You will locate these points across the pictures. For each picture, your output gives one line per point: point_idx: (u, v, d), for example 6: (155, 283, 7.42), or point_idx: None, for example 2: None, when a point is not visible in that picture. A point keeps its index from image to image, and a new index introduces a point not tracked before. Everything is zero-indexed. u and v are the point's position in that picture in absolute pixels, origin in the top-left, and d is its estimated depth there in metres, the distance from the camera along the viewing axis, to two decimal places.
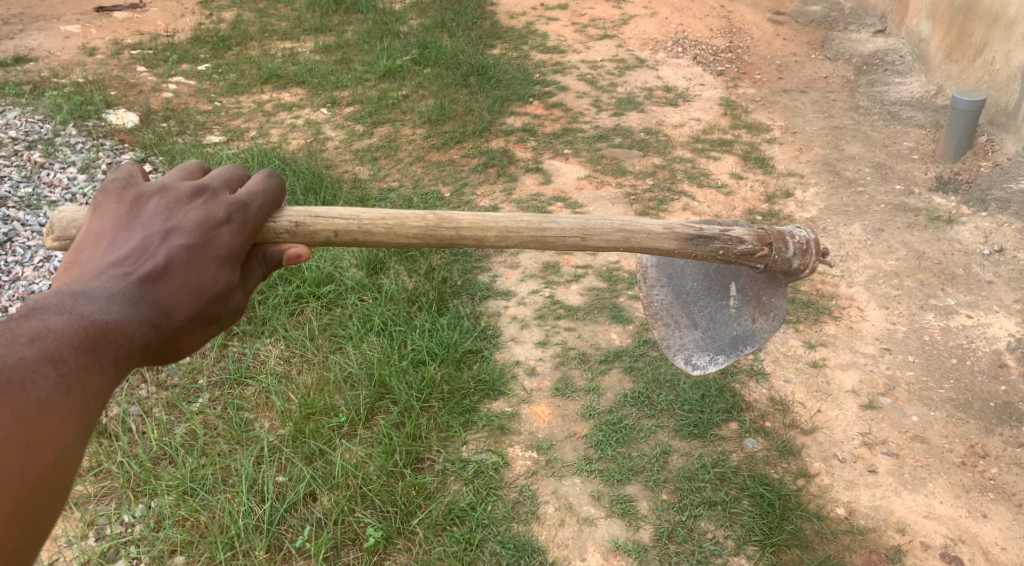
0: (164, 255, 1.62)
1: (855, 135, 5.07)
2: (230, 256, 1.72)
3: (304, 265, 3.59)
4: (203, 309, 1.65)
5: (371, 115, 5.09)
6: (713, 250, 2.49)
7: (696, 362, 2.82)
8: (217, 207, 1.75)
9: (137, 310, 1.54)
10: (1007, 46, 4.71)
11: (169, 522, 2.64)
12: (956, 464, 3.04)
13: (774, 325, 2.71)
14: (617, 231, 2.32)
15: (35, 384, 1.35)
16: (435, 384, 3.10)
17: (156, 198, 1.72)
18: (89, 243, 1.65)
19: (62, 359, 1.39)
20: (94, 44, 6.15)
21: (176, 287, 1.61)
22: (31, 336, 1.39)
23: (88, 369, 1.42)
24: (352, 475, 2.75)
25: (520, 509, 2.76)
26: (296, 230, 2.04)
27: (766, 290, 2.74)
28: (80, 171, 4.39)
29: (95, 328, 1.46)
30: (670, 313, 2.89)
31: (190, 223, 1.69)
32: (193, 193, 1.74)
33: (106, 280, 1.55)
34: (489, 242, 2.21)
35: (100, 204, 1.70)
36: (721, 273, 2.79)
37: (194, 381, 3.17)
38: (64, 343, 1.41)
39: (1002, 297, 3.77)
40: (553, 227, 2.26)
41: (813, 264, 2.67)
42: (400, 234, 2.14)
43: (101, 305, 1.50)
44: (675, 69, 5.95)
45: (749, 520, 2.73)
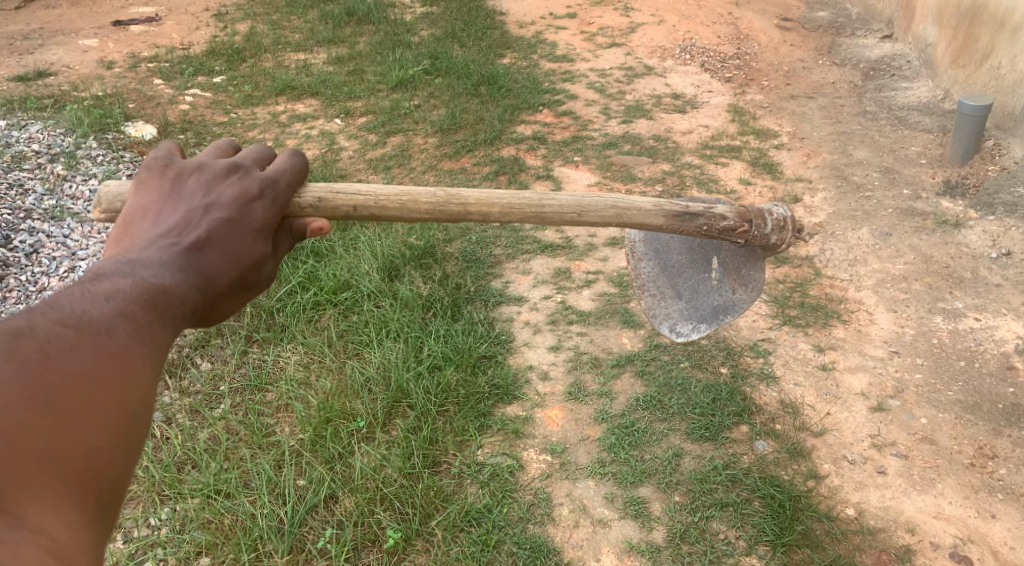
0: (208, 225, 1.67)
1: (863, 140, 5.12)
2: (263, 228, 1.77)
3: (322, 273, 3.67)
4: (242, 278, 1.69)
5: (384, 125, 5.17)
6: (697, 226, 2.56)
7: (680, 330, 2.94)
8: (250, 184, 1.81)
9: (187, 276, 1.57)
10: (1012, 51, 4.75)
11: (194, 524, 2.72)
12: (965, 465, 3.08)
13: (752, 296, 2.81)
14: (611, 208, 2.38)
15: (118, 331, 1.39)
16: (450, 389, 3.17)
17: (195, 175, 1.77)
18: (134, 218, 1.69)
19: (134, 316, 1.42)
20: (111, 57, 6.26)
21: (220, 256, 1.66)
22: (105, 294, 1.42)
23: (155, 325, 1.44)
24: (370, 478, 2.82)
25: (535, 511, 2.82)
26: (318, 205, 2.10)
27: (746, 263, 2.83)
28: (102, 183, 4.49)
29: (154, 290, 1.49)
30: (656, 284, 2.98)
31: (228, 198, 1.74)
32: (228, 170, 1.80)
33: (156, 249, 1.59)
34: (494, 218, 2.27)
35: (144, 182, 1.75)
36: (704, 248, 2.87)
37: (215, 387, 3.25)
38: (133, 301, 1.44)
39: (1009, 300, 3.81)
40: (552, 204, 2.33)
41: (791, 238, 2.75)
42: (412, 210, 2.21)
43: (156, 271, 1.53)
44: (683, 76, 6.01)
45: (760, 521, 2.78)
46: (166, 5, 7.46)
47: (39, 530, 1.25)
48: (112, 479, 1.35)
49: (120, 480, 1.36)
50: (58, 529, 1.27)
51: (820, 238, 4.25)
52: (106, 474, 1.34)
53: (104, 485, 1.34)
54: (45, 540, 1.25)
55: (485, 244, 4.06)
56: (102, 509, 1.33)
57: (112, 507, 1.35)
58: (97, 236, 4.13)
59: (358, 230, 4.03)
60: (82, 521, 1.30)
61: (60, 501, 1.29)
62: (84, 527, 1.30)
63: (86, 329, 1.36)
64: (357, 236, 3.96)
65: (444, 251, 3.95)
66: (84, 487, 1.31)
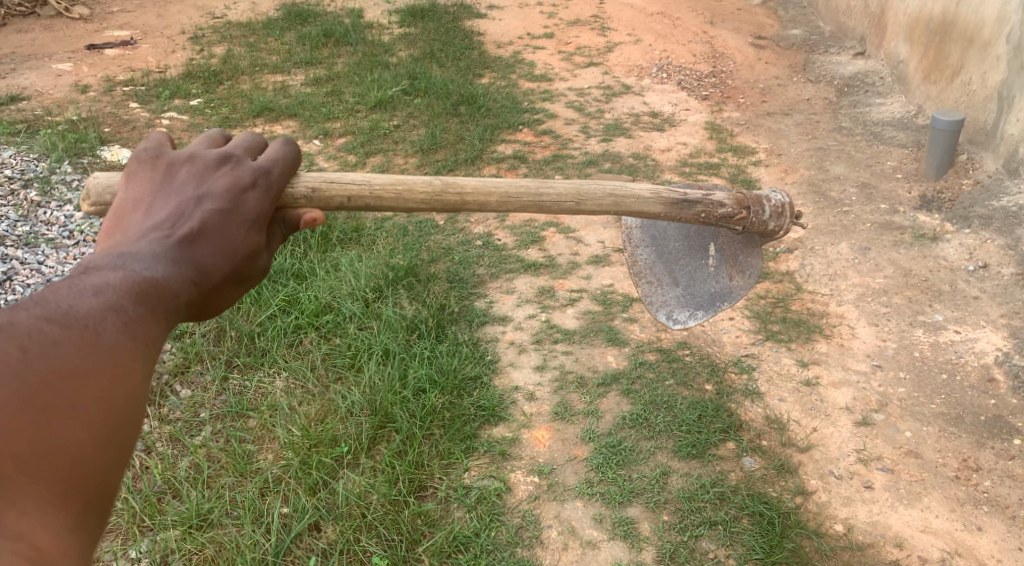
0: (201, 217, 1.57)
1: (839, 155, 5.17)
2: (257, 220, 1.68)
3: (303, 296, 3.64)
4: (237, 270, 1.60)
5: (363, 145, 5.15)
6: (696, 214, 2.56)
7: (677, 318, 2.91)
8: (241, 174, 1.70)
9: (180, 268, 1.48)
10: (982, 67, 4.82)
11: (176, 556, 2.66)
12: (950, 478, 3.09)
13: (750, 283, 2.86)
14: (609, 197, 2.37)
15: (106, 329, 1.30)
16: (436, 413, 3.14)
17: (186, 164, 1.66)
18: (125, 210, 1.59)
19: (124, 310, 1.33)
20: (86, 81, 6.20)
21: (214, 248, 1.56)
22: (94, 289, 1.33)
23: (146, 320, 1.35)
24: (356, 504, 2.78)
25: (524, 534, 2.78)
26: (312, 196, 2.03)
27: (743, 251, 2.87)
28: (77, 208, 4.44)
29: (146, 283, 1.40)
30: (653, 271, 2.93)
31: (220, 188, 1.64)
32: (219, 158, 1.69)
33: (149, 242, 1.49)
34: (491, 207, 2.24)
35: (134, 173, 1.64)
36: (701, 234, 2.87)
37: (196, 414, 3.19)
38: (124, 294, 1.35)
39: (988, 312, 3.84)
40: (549, 193, 2.31)
41: (787, 225, 2.78)
42: (408, 199, 2.16)
43: (149, 263, 1.44)
44: (660, 95, 6.05)
45: (750, 539, 2.77)
46: (142, 28, 7.42)
47: (19, 536, 1.15)
48: (99, 484, 1.25)
49: (107, 486, 1.26)
50: (41, 534, 1.17)
51: (800, 254, 4.27)
52: (91, 479, 1.24)
53: (90, 492, 1.24)
54: (26, 546, 1.15)
55: (468, 264, 4.05)
56: (88, 516, 1.23)
57: (99, 515, 1.25)
58: (73, 262, 4.07)
59: (339, 252, 4.00)
60: (66, 528, 1.20)
61: (43, 506, 1.19)
62: (69, 533, 1.20)
63: (73, 326, 1.27)
64: (338, 258, 3.93)
65: (427, 271, 3.92)
66: (69, 493, 1.22)
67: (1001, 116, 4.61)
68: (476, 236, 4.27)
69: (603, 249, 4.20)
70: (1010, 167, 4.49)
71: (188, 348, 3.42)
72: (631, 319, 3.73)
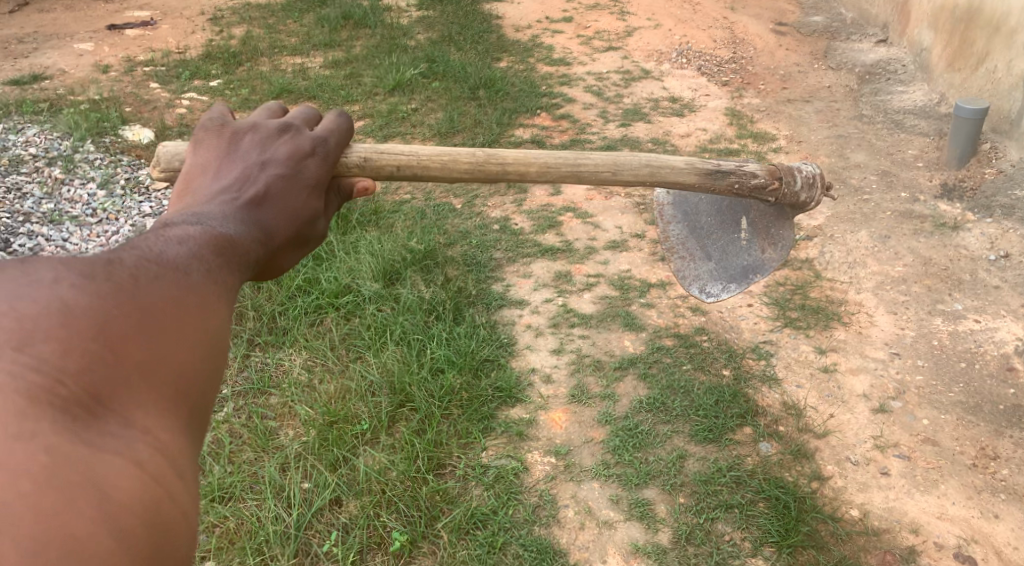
0: (266, 181, 1.57)
1: (860, 143, 5.13)
2: (317, 186, 1.71)
3: (323, 277, 3.66)
4: (298, 234, 1.59)
5: (382, 128, 5.16)
6: (730, 185, 2.53)
7: (710, 291, 2.96)
8: (302, 142, 1.73)
9: (249, 228, 1.46)
10: (1008, 56, 4.78)
11: (199, 528, 2.69)
12: (968, 466, 3.08)
13: (783, 254, 2.80)
14: (644, 166, 2.36)
15: (193, 270, 1.23)
16: (454, 392, 3.15)
17: (249, 133, 1.68)
18: (194, 176, 1.59)
19: (205, 258, 1.27)
20: (107, 61, 6.23)
21: (278, 210, 1.56)
22: (177, 239, 1.27)
23: (224, 270, 1.29)
24: (375, 481, 2.80)
25: (541, 513, 2.80)
26: (364, 165, 2.05)
27: (775, 223, 2.82)
28: (100, 186, 4.48)
29: (222, 236, 1.36)
30: (685, 246, 3.01)
31: (281, 155, 1.65)
32: (279, 129, 1.71)
33: (218, 203, 1.48)
34: (531, 177, 2.26)
35: (202, 140, 1.67)
36: (733, 209, 2.87)
37: (218, 391, 3.23)
38: (204, 243, 1.30)
39: (1008, 301, 3.82)
40: (587, 163, 2.31)
41: (820, 195, 2.74)
42: (453, 169, 2.17)
43: (220, 221, 1.42)
44: (680, 80, 6.02)
45: (766, 522, 2.77)
46: (162, 9, 7.44)
47: (148, 431, 1.04)
48: (204, 400, 1.15)
49: (207, 405, 1.16)
50: (166, 433, 1.06)
51: (818, 241, 4.25)
52: (197, 391, 1.14)
53: (196, 404, 1.13)
54: (155, 441, 1.04)
55: (486, 247, 4.05)
56: (197, 429, 1.13)
57: (202, 429, 1.14)
58: (96, 240, 4.10)
59: (358, 234, 4.01)
60: (183, 433, 1.09)
61: (162, 410, 1.08)
62: (187, 440, 1.09)
63: (164, 264, 1.20)
64: (358, 240, 3.94)
65: (446, 254, 3.94)
66: (182, 404, 1.11)
67: None
68: (495, 220, 4.27)
69: (621, 234, 4.20)
70: None
71: None
72: (648, 304, 3.73)
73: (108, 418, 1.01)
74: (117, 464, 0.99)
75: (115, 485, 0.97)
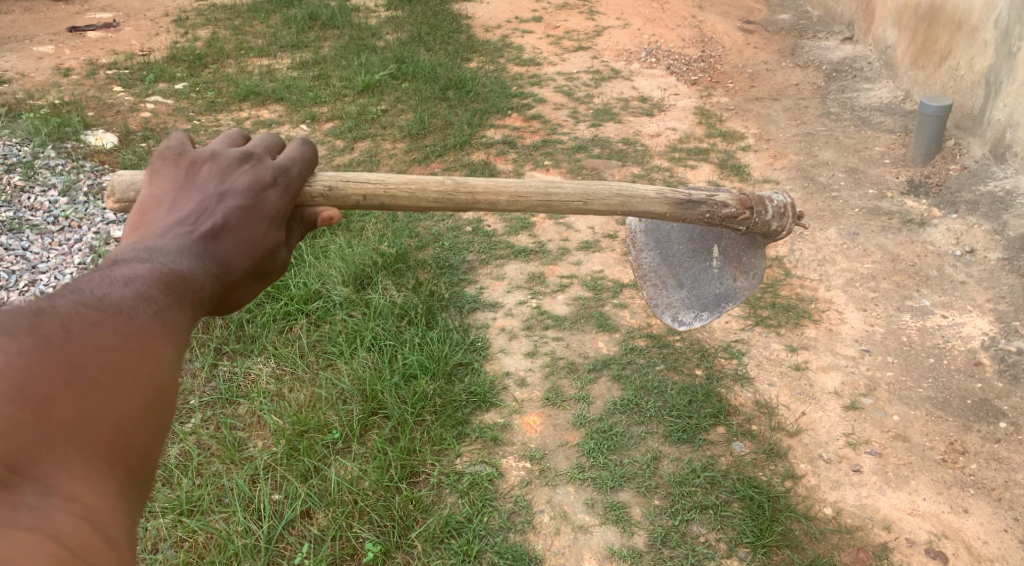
0: (223, 213, 1.67)
1: (827, 140, 5.17)
2: (279, 215, 1.79)
3: (291, 283, 3.61)
4: (256, 265, 1.71)
5: (351, 130, 5.11)
6: (700, 214, 2.60)
7: (682, 320, 2.99)
8: (263, 171, 1.81)
9: (203, 263, 1.58)
10: (970, 52, 4.83)
11: (167, 542, 2.65)
12: (937, 461, 3.11)
13: (754, 283, 2.85)
14: (615, 196, 2.43)
15: (137, 314, 1.38)
16: (427, 398, 3.13)
17: (208, 161, 1.76)
18: (148, 204, 1.68)
19: (154, 300, 1.42)
20: (68, 65, 6.12)
21: (235, 244, 1.67)
22: (124, 280, 1.42)
23: (174, 310, 1.45)
24: (347, 491, 2.77)
25: (516, 518, 2.79)
26: (329, 194, 2.12)
27: (746, 252, 2.87)
28: (62, 193, 4.39)
29: (173, 275, 1.49)
30: (658, 274, 3.06)
31: (242, 185, 1.74)
32: (240, 156, 1.79)
33: (173, 237, 1.59)
34: (501, 207, 2.31)
35: (158, 169, 1.75)
36: (704, 238, 2.92)
37: (186, 402, 3.18)
38: (153, 286, 1.44)
39: (975, 297, 3.87)
40: (558, 193, 2.37)
41: (789, 225, 2.80)
42: (421, 199, 2.23)
43: (174, 258, 1.54)
44: (649, 79, 6.03)
45: (740, 523, 2.78)
46: (124, 10, 7.32)
47: (71, 497, 1.23)
48: (140, 454, 1.33)
49: (147, 456, 1.34)
50: (90, 495, 1.24)
51: (788, 239, 4.28)
52: (134, 447, 1.32)
53: (131, 460, 1.31)
54: (77, 507, 1.23)
55: (458, 250, 4.03)
56: (132, 485, 1.31)
57: (138, 484, 1.33)
58: (59, 248, 4.02)
59: (328, 238, 3.97)
60: (112, 491, 1.28)
61: (91, 473, 1.26)
62: (116, 499, 1.28)
63: (107, 311, 1.36)
64: (327, 244, 3.90)
65: (417, 257, 3.91)
66: (113, 462, 1.29)
67: (988, 102, 4.63)
68: (467, 222, 4.25)
69: (593, 234, 4.20)
70: (997, 152, 4.52)
71: None
72: (621, 305, 3.73)
73: (27, 489, 1.21)
74: (32, 537, 1.18)
75: (29, 555, 1.17)
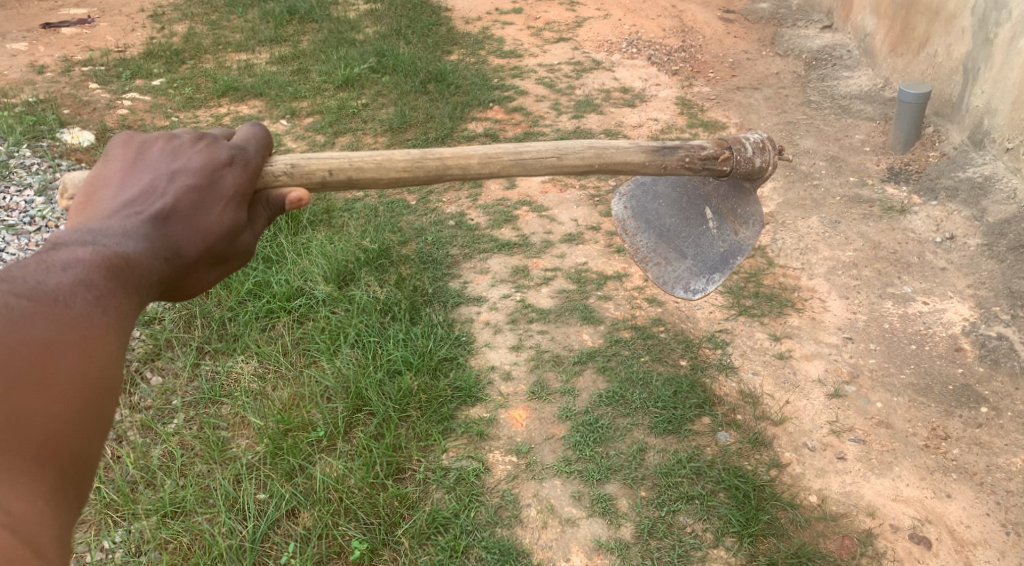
0: (174, 194, 1.78)
1: (808, 129, 5.19)
2: (236, 195, 1.90)
3: (273, 280, 3.59)
4: (212, 248, 1.81)
5: (331, 124, 5.07)
6: (682, 158, 2.62)
7: (695, 289, 2.96)
8: (218, 152, 1.92)
9: (152, 245, 1.68)
10: (948, 40, 4.86)
11: (151, 544, 2.64)
12: (920, 447, 3.13)
13: (757, 229, 2.89)
14: (588, 149, 2.50)
15: (74, 303, 1.45)
16: (412, 394, 3.12)
17: (161, 143, 1.88)
18: (98, 186, 1.80)
19: (95, 285, 1.49)
20: (42, 62, 6.04)
21: (186, 225, 1.77)
22: (62, 264, 1.49)
23: (117, 295, 1.51)
24: (333, 489, 2.76)
25: (503, 513, 2.79)
26: (293, 171, 2.19)
27: (740, 203, 2.92)
28: (37, 193, 4.36)
29: (117, 257, 1.58)
30: (657, 253, 3.02)
31: (194, 166, 1.85)
32: (195, 139, 1.91)
33: (121, 218, 1.69)
34: (475, 169, 2.36)
35: (111, 153, 1.87)
36: (694, 203, 2.98)
37: (168, 402, 3.17)
38: (94, 270, 1.51)
39: (955, 283, 3.90)
40: (530, 151, 2.43)
41: (772, 160, 2.84)
42: (389, 169, 2.29)
43: (119, 239, 1.63)
44: (630, 70, 6.02)
45: (726, 512, 2.79)
46: (98, 6, 7.23)
47: None
48: (75, 454, 1.40)
49: (84, 457, 1.41)
50: (17, 503, 1.31)
51: (771, 228, 4.30)
52: (67, 452, 1.39)
53: (66, 465, 1.39)
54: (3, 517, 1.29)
55: (441, 244, 4.02)
56: (65, 484, 1.38)
57: (73, 489, 1.40)
58: (35, 248, 3.99)
59: (309, 234, 3.95)
60: (44, 498, 1.35)
61: (18, 474, 1.34)
62: (46, 501, 1.35)
63: (41, 301, 1.42)
64: (309, 241, 3.88)
65: (400, 252, 3.89)
66: (44, 459, 1.37)
67: (966, 89, 4.66)
68: (449, 216, 4.24)
69: (577, 227, 4.19)
70: (975, 139, 4.54)
71: (158, 336, 3.40)
72: (605, 297, 3.73)
73: None
74: None
75: None
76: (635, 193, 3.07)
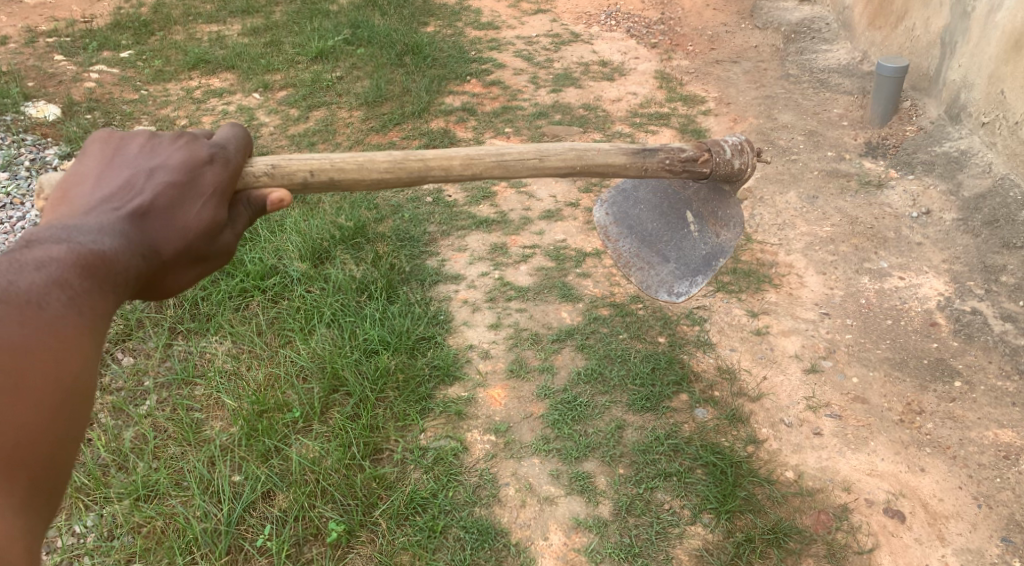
0: (152, 191, 1.80)
1: (787, 104, 5.18)
2: (216, 192, 1.91)
3: (247, 258, 3.53)
4: (191, 246, 1.83)
5: (306, 98, 4.99)
6: (661, 161, 2.62)
7: (679, 291, 3.00)
8: (199, 149, 1.93)
9: (129, 241, 1.70)
10: (926, 13, 4.84)
11: (123, 529, 2.61)
12: (895, 422, 3.15)
13: (738, 231, 2.89)
14: (570, 151, 2.49)
15: (48, 305, 1.51)
16: (389, 373, 3.09)
17: (139, 141, 1.89)
18: (73, 182, 1.80)
19: (68, 285, 1.55)
20: (5, 32, 5.88)
21: (165, 223, 1.79)
22: (36, 264, 1.54)
23: (92, 294, 1.58)
24: (309, 470, 2.74)
25: (481, 492, 2.78)
26: (273, 172, 2.16)
27: (721, 205, 2.94)
28: (2, 168, 4.27)
29: (93, 256, 1.61)
30: (641, 257, 3.06)
31: (173, 163, 1.86)
32: (174, 137, 1.92)
33: (98, 214, 1.71)
34: (456, 171, 2.35)
35: (87, 149, 1.87)
36: (675, 207, 3.00)
37: (140, 383, 3.13)
38: (68, 269, 1.57)
39: (930, 258, 3.91)
40: (511, 152, 2.40)
41: (751, 161, 2.82)
42: (371, 169, 2.26)
43: (96, 236, 1.65)
44: (609, 43, 5.97)
45: (704, 489, 2.80)
46: None
47: None
48: (47, 462, 1.47)
49: (59, 464, 1.48)
50: None
51: (749, 203, 4.29)
52: (43, 461, 1.46)
53: (40, 472, 1.46)
54: None
55: (419, 221, 3.97)
56: (37, 493, 1.45)
57: (48, 498, 1.47)
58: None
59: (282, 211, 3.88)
60: (17, 509, 1.42)
61: None
62: (16, 511, 1.42)
63: (13, 302, 1.47)
64: (283, 217, 3.82)
65: (376, 230, 3.84)
66: (16, 472, 1.43)
67: (944, 62, 4.65)
68: (426, 192, 4.19)
69: (555, 203, 4.16)
70: (951, 113, 4.54)
71: (129, 316, 3.35)
72: (584, 274, 3.71)
73: None
74: None
75: None
76: (615, 198, 3.11)
